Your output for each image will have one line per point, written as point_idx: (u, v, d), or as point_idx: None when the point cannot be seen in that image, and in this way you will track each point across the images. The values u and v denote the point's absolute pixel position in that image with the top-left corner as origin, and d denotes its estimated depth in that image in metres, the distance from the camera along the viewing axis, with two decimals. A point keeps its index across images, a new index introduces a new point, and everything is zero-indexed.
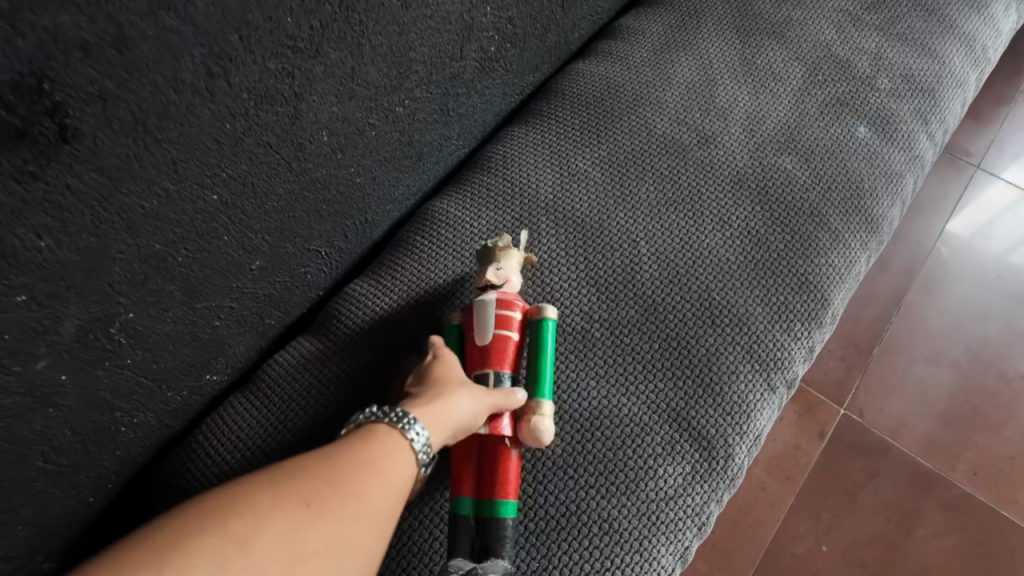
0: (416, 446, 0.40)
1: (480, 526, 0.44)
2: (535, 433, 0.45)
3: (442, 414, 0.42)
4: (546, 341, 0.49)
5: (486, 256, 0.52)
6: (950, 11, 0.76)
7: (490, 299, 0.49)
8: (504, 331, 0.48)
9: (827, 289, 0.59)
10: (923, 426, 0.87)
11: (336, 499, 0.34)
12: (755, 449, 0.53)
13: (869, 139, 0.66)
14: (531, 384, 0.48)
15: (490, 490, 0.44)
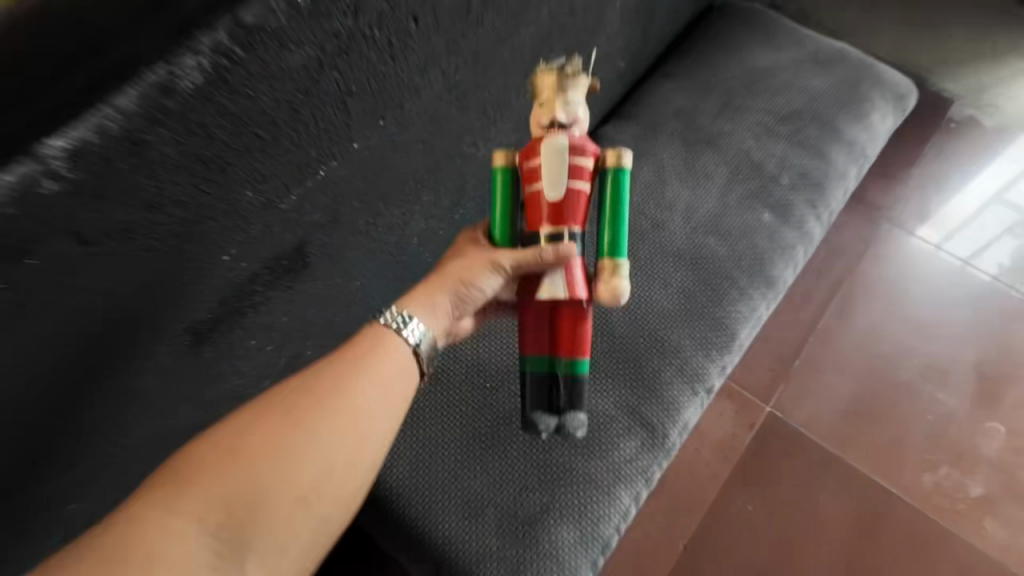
0: (410, 338, 0.60)
1: (562, 391, 0.64)
2: (614, 294, 0.60)
3: (433, 299, 0.61)
4: (619, 191, 0.61)
5: (548, 109, 0.61)
6: (838, 122, 1.07)
7: (557, 155, 0.59)
8: (578, 185, 0.60)
9: (735, 328, 0.89)
10: (829, 420, 1.17)
11: (310, 405, 0.55)
12: (684, 432, 0.84)
13: (771, 222, 0.97)
14: (608, 236, 0.61)
15: (566, 350, 0.63)
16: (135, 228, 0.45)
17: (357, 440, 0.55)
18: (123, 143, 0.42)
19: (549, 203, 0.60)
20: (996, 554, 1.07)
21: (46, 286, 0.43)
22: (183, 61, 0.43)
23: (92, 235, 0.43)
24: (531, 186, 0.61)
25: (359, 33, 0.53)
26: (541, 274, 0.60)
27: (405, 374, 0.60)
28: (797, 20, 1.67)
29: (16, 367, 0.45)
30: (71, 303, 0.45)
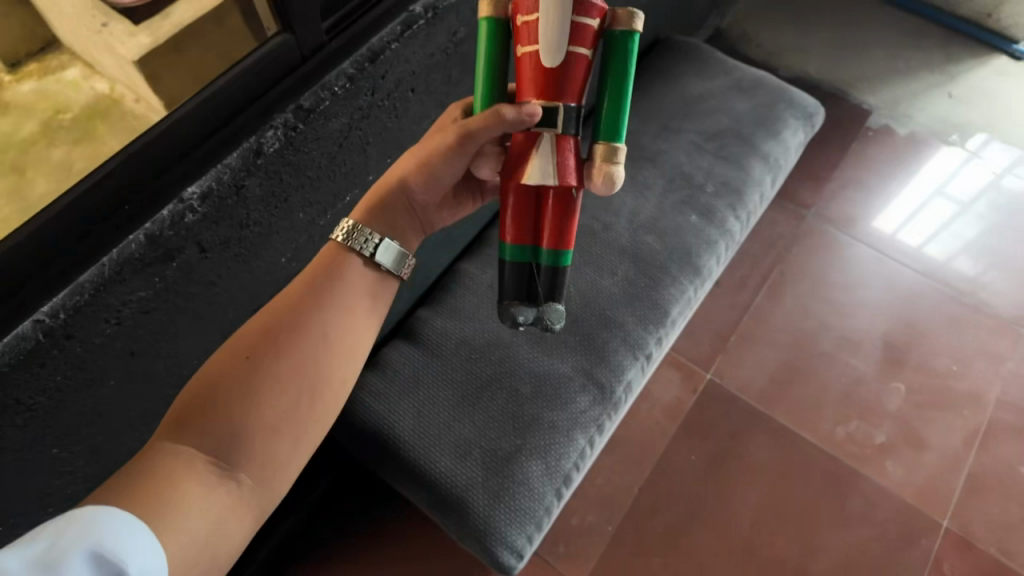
0: (365, 249, 0.71)
1: (544, 281, 0.71)
2: (609, 182, 0.65)
3: (377, 211, 0.74)
4: (626, 60, 0.65)
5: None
6: (756, 139, 1.31)
7: (559, 12, 0.60)
8: (577, 51, 0.62)
9: (668, 306, 1.13)
10: (759, 383, 1.41)
11: (275, 344, 0.63)
12: (627, 389, 1.07)
13: (698, 222, 1.20)
14: (607, 114, 0.66)
15: (550, 241, 0.69)
16: (231, 240, 0.71)
17: (312, 363, 0.64)
18: (229, 187, 0.67)
19: (547, 67, 0.61)
20: (894, 489, 1.28)
21: (179, 278, 0.68)
22: (266, 134, 0.68)
23: (206, 245, 0.68)
24: (528, 44, 0.62)
25: (375, 104, 0.79)
26: (530, 152, 0.64)
27: (354, 298, 0.69)
28: (738, 47, 1.95)
29: (154, 329, 0.68)
30: (191, 288, 0.70)
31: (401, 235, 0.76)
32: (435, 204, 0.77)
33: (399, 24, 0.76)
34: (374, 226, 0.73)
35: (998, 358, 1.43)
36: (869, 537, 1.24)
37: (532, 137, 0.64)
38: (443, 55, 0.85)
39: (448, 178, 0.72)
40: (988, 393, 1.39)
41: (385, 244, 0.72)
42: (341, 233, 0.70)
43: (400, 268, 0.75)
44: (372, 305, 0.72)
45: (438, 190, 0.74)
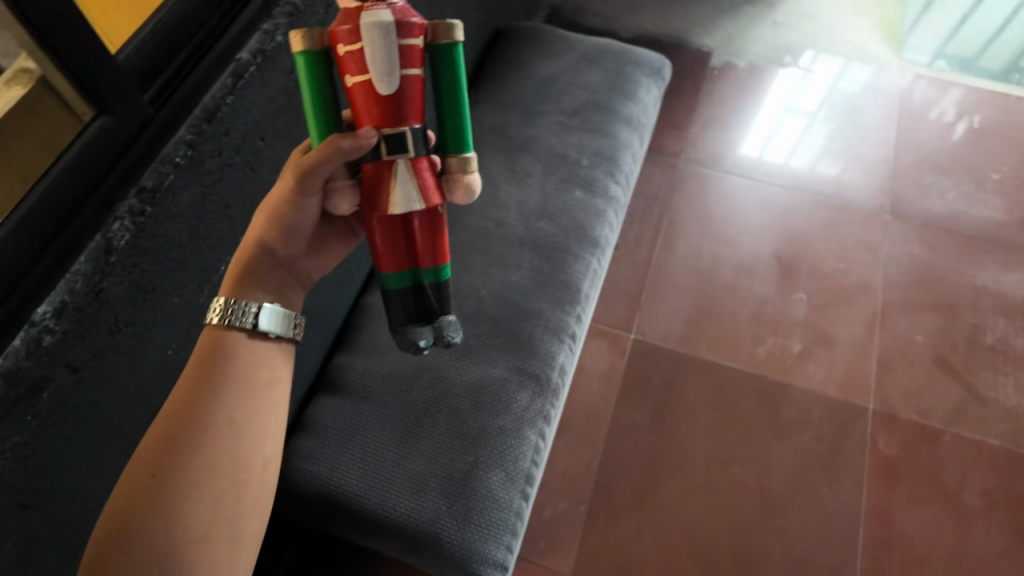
0: (242, 322, 0.66)
1: (432, 299, 0.70)
2: (469, 191, 0.66)
3: (246, 281, 0.69)
4: (456, 71, 0.64)
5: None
6: (615, 104, 1.35)
7: (385, 38, 0.57)
8: (411, 73, 0.59)
9: (578, 284, 1.15)
10: (679, 329, 1.47)
11: (176, 452, 0.58)
12: (562, 373, 1.08)
13: (583, 196, 1.23)
14: (450, 126, 0.65)
15: (428, 261, 0.67)
16: (104, 350, 0.64)
17: (226, 458, 0.61)
18: (87, 293, 0.61)
19: (386, 96, 0.59)
20: (820, 389, 1.38)
21: (55, 408, 0.60)
22: (112, 228, 0.62)
23: (77, 363, 0.61)
24: (358, 74, 0.58)
25: (225, 164, 0.74)
26: (386, 180, 0.61)
27: (252, 375, 0.65)
28: (577, 19, 2.02)
29: (43, 469, 0.61)
30: (73, 413, 0.63)
31: (279, 295, 0.72)
32: (302, 253, 0.74)
33: (228, 77, 0.72)
34: (248, 296, 0.68)
35: (873, 246, 1.57)
36: (812, 440, 1.32)
37: (382, 163, 0.61)
38: (285, 97, 0.81)
39: (305, 224, 0.69)
40: (873, 280, 1.52)
41: (265, 311, 0.67)
42: (213, 313, 0.65)
43: (290, 331, 0.70)
44: (273, 370, 0.68)
45: (301, 238, 0.71)
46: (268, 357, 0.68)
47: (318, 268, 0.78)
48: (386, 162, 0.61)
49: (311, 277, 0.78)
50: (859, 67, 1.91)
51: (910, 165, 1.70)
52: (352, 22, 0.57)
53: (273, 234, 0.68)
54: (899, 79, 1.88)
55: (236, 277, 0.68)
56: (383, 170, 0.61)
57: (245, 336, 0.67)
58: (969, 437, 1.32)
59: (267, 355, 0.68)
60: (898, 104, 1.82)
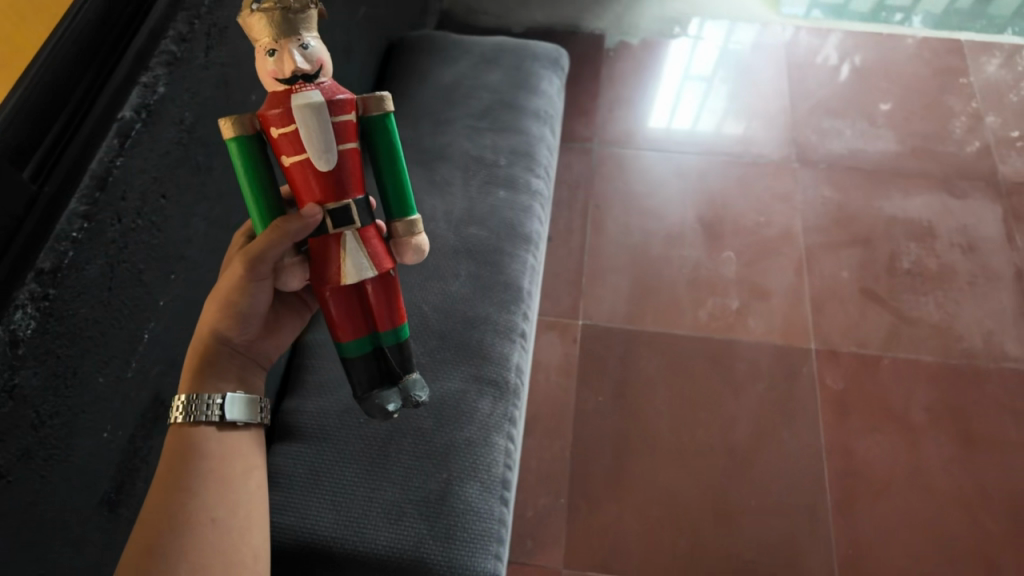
0: (209, 415, 0.68)
1: (395, 360, 0.68)
2: (417, 252, 0.67)
3: (205, 373, 0.69)
4: (391, 139, 0.65)
5: (289, 61, 0.58)
6: (521, 100, 1.37)
7: (317, 118, 0.58)
8: (347, 148, 0.61)
9: (518, 283, 1.15)
10: (623, 308, 1.49)
11: (159, 558, 0.59)
12: (519, 372, 1.09)
13: (507, 195, 1.24)
14: (391, 192, 0.66)
15: (387, 323, 0.66)
16: (31, 448, 0.60)
17: (213, 556, 0.62)
18: (0, 393, 0.56)
19: (325, 172, 0.60)
20: (764, 339, 1.44)
21: None
22: (15, 318, 0.58)
23: (3, 469, 0.57)
24: (294, 155, 0.59)
25: (129, 229, 0.70)
26: (336, 252, 0.62)
27: (225, 467, 0.67)
28: (468, 21, 2.02)
29: None
30: (8, 524, 0.58)
31: (241, 380, 0.73)
32: (258, 336, 0.75)
33: (113, 138, 0.68)
34: (210, 387, 0.69)
35: (788, 195, 1.64)
36: (765, 389, 1.38)
37: (330, 237, 0.62)
38: (180, 147, 0.77)
39: (258, 309, 0.70)
40: (794, 228, 1.59)
41: (230, 400, 0.69)
42: (176, 411, 0.66)
43: (257, 415, 0.72)
44: (246, 457, 0.70)
45: (255, 322, 0.72)
46: (237, 443, 0.70)
47: (275, 347, 0.79)
48: (333, 234, 0.62)
49: (270, 357, 0.79)
50: (744, 27, 2.00)
51: (806, 112, 1.79)
52: (282, 107, 0.59)
53: (228, 323, 0.70)
54: (781, 33, 1.97)
55: (197, 371, 0.69)
56: (332, 243, 0.62)
57: (216, 429, 0.69)
58: (904, 357, 1.41)
59: (238, 442, 0.70)
60: (785, 56, 1.92)
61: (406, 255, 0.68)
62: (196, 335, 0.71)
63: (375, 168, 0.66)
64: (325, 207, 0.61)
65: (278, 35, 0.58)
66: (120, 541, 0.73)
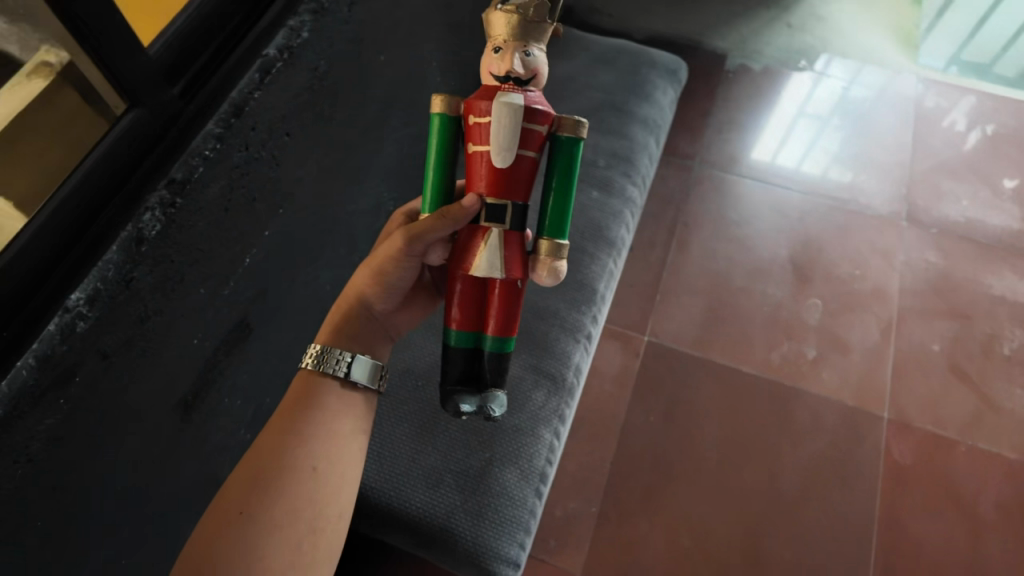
0: (335, 370, 0.72)
1: (488, 367, 0.70)
2: (553, 276, 0.68)
3: (342, 331, 0.75)
4: (571, 165, 0.68)
5: (507, 61, 0.65)
6: (631, 106, 1.35)
7: (513, 118, 0.63)
8: (524, 155, 0.65)
9: (594, 284, 1.15)
10: (692, 333, 1.46)
11: (260, 491, 0.62)
12: (577, 372, 1.08)
13: (599, 196, 1.24)
14: (552, 211, 0.68)
15: (495, 328, 0.69)
16: (133, 338, 0.65)
17: (309, 506, 0.63)
18: (117, 282, 0.61)
19: (498, 168, 0.65)
20: (834, 395, 1.38)
21: (86, 394, 0.61)
22: (143, 218, 0.63)
23: (108, 350, 0.62)
24: (480, 145, 0.65)
25: (252, 159, 0.75)
26: (477, 245, 0.65)
27: (335, 424, 0.69)
28: (591, 21, 2.03)
29: (80, 457, 0.62)
30: (102, 401, 0.63)
31: (369, 346, 0.77)
32: (394, 308, 0.80)
33: (255, 72, 0.73)
34: (340, 345, 0.74)
35: (889, 252, 1.56)
36: (825, 446, 1.32)
37: (478, 229, 0.66)
38: (310, 91, 0.82)
39: (403, 285, 0.75)
40: (889, 287, 1.51)
41: (357, 361, 0.73)
42: (309, 358, 0.71)
43: (376, 381, 0.75)
44: (356, 419, 0.72)
45: (396, 294, 0.77)
46: (354, 401, 0.73)
47: (406, 323, 0.84)
48: (482, 227, 0.66)
49: (399, 332, 0.85)
50: (873, 72, 1.90)
51: (925, 171, 1.69)
52: (488, 99, 0.64)
53: (374, 290, 0.75)
54: (914, 83, 1.87)
55: (336, 328, 0.75)
56: (478, 236, 0.66)
57: (339, 385, 0.72)
58: (985, 447, 1.31)
59: (355, 402, 0.73)
60: (912, 109, 1.81)
61: (542, 275, 0.69)
62: (343, 296, 0.78)
63: (547, 182, 0.69)
64: (485, 201, 0.66)
65: (510, 36, 0.65)
66: (187, 445, 0.78)
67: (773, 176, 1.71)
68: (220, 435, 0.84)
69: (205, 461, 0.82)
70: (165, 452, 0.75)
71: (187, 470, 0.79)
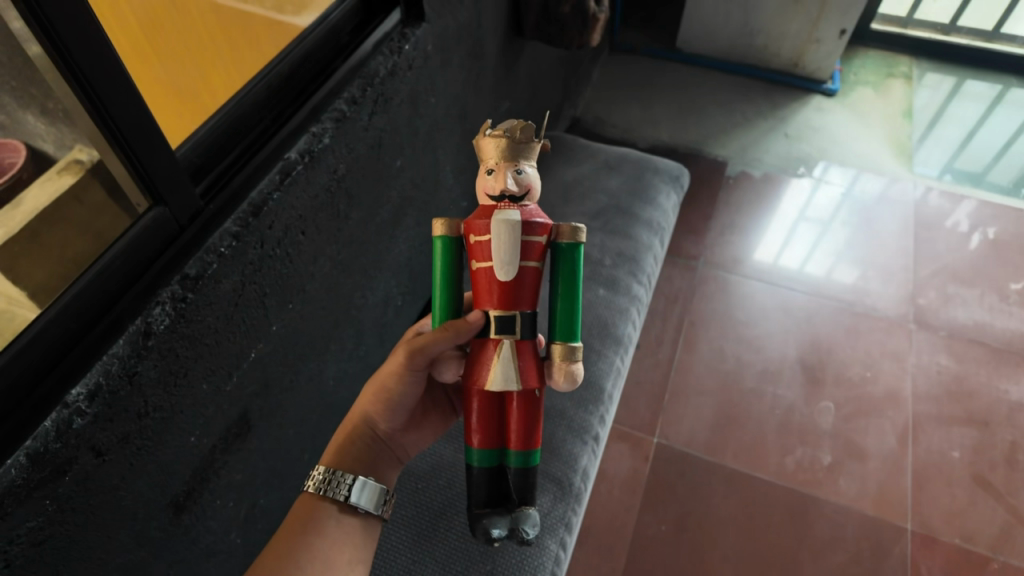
0: (337, 494, 0.70)
1: (515, 485, 0.70)
2: (570, 378, 0.67)
3: (347, 451, 0.74)
4: (574, 268, 0.67)
5: (501, 180, 0.67)
6: (635, 208, 1.40)
7: (513, 233, 0.64)
8: (527, 265, 0.66)
9: (601, 383, 1.13)
10: (703, 435, 1.42)
11: None
12: (584, 476, 1.04)
13: (605, 294, 1.25)
14: (560, 314, 0.68)
15: (518, 442, 0.69)
16: (130, 434, 0.64)
17: None
18: (121, 376, 0.61)
19: (501, 281, 0.65)
20: (854, 504, 1.31)
21: (75, 493, 0.59)
22: (153, 312, 0.63)
23: (102, 447, 0.61)
24: (483, 261, 0.66)
25: (266, 256, 0.77)
26: (489, 359, 0.65)
27: (332, 552, 0.67)
28: (596, 129, 2.14)
29: (60, 562, 0.59)
30: (90, 501, 0.61)
31: (374, 467, 0.75)
32: (400, 428, 0.79)
33: (276, 174, 0.75)
34: (344, 467, 0.73)
35: (899, 354, 1.54)
36: (847, 561, 1.24)
37: (489, 342, 0.66)
38: (327, 193, 0.85)
39: (406, 401, 0.75)
40: (902, 390, 1.48)
41: (358, 483, 0.71)
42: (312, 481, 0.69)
43: (377, 508, 0.72)
44: (358, 546, 0.70)
45: (401, 413, 0.76)
46: (354, 531, 0.70)
47: (414, 443, 0.82)
48: (492, 339, 0.66)
49: (408, 453, 0.82)
50: (871, 178, 1.97)
51: (930, 274, 1.71)
52: (486, 219, 0.65)
53: (377, 408, 0.75)
54: (911, 189, 1.93)
55: (338, 448, 0.74)
56: (489, 348, 0.66)
57: (343, 509, 0.70)
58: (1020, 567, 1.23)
59: (354, 534, 0.70)
60: (911, 214, 1.86)
61: (558, 379, 0.68)
62: (347, 419, 0.78)
63: (553, 289, 0.68)
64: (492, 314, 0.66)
65: (500, 157, 0.68)
66: (174, 547, 0.74)
67: (777, 276, 1.73)
68: (210, 538, 0.80)
69: (190, 567, 0.78)
70: (151, 556, 0.71)
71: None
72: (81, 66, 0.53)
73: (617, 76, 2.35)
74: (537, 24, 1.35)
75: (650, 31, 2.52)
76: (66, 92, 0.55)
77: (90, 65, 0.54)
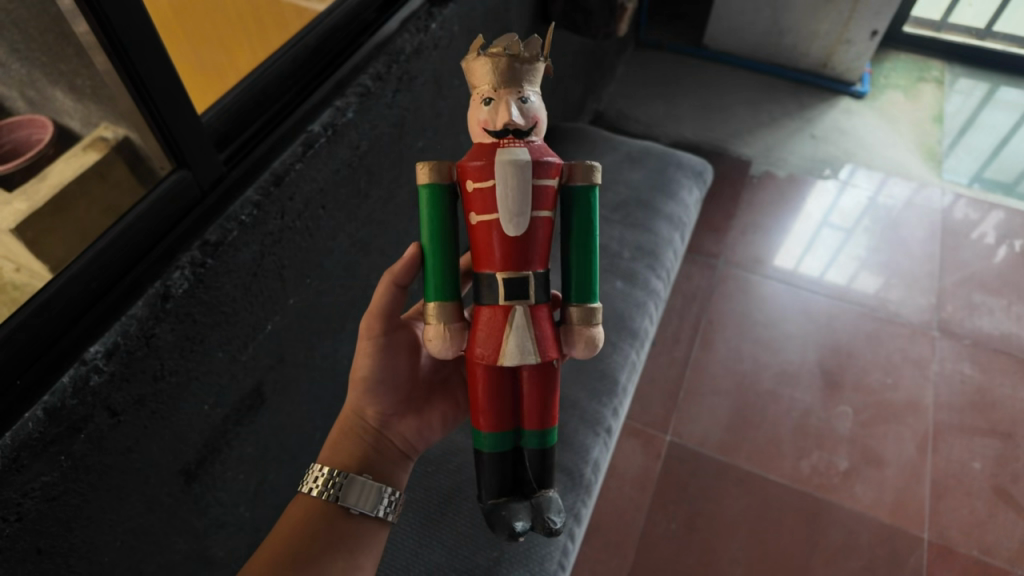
0: (328, 496, 0.70)
1: (532, 470, 0.69)
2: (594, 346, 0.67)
3: (335, 450, 0.75)
4: (590, 213, 0.66)
5: (504, 112, 0.63)
6: (657, 203, 1.38)
7: (523, 178, 0.62)
8: (540, 215, 0.64)
9: (616, 375, 1.12)
10: (717, 435, 1.40)
11: None
12: (596, 468, 1.02)
13: (623, 287, 1.24)
14: (577, 270, 0.67)
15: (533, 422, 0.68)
16: (145, 397, 0.64)
17: None
18: (138, 338, 0.61)
19: (507, 237, 0.63)
20: (868, 511, 1.28)
21: (89, 451, 0.59)
22: (172, 276, 0.63)
23: (118, 408, 0.61)
24: (489, 213, 0.63)
25: (286, 228, 0.77)
26: (501, 328, 0.63)
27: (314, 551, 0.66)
28: (619, 124, 2.13)
29: (72, 520, 0.59)
30: (104, 461, 0.61)
31: (368, 464, 0.75)
32: (395, 414, 0.79)
33: (298, 146, 0.75)
34: (337, 463, 0.74)
35: (921, 362, 1.51)
36: (861, 568, 1.22)
37: (501, 309, 0.64)
38: (349, 169, 0.85)
39: (393, 376, 0.77)
40: (923, 399, 1.44)
41: (351, 481, 0.71)
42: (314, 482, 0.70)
43: (375, 507, 0.71)
44: (348, 540, 0.68)
45: (389, 391, 0.77)
46: (351, 535, 0.69)
47: (413, 432, 0.81)
48: (503, 306, 0.64)
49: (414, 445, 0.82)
50: (898, 184, 1.93)
51: (955, 283, 1.67)
52: (485, 159, 0.63)
53: (359, 394, 0.76)
54: (939, 197, 1.88)
55: (333, 444, 0.76)
56: (501, 316, 0.64)
57: (333, 514, 0.69)
58: None
59: (348, 529, 0.69)
60: (938, 221, 1.82)
61: (577, 345, 0.67)
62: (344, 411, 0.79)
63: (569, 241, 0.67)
64: (502, 276, 0.64)
65: (483, 84, 0.65)
66: (184, 517, 0.75)
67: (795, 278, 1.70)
68: (218, 510, 0.80)
69: (199, 537, 0.78)
70: (162, 523, 0.71)
71: (179, 544, 0.75)
72: (115, 28, 0.54)
73: (642, 72, 2.33)
74: (563, 13, 1.34)
75: (677, 28, 2.50)
76: (103, 61, 0.56)
77: (124, 26, 0.54)
